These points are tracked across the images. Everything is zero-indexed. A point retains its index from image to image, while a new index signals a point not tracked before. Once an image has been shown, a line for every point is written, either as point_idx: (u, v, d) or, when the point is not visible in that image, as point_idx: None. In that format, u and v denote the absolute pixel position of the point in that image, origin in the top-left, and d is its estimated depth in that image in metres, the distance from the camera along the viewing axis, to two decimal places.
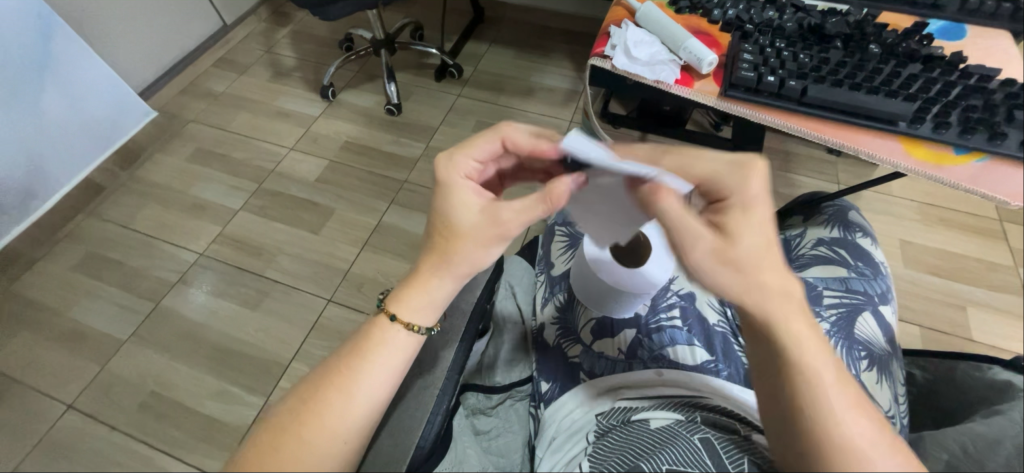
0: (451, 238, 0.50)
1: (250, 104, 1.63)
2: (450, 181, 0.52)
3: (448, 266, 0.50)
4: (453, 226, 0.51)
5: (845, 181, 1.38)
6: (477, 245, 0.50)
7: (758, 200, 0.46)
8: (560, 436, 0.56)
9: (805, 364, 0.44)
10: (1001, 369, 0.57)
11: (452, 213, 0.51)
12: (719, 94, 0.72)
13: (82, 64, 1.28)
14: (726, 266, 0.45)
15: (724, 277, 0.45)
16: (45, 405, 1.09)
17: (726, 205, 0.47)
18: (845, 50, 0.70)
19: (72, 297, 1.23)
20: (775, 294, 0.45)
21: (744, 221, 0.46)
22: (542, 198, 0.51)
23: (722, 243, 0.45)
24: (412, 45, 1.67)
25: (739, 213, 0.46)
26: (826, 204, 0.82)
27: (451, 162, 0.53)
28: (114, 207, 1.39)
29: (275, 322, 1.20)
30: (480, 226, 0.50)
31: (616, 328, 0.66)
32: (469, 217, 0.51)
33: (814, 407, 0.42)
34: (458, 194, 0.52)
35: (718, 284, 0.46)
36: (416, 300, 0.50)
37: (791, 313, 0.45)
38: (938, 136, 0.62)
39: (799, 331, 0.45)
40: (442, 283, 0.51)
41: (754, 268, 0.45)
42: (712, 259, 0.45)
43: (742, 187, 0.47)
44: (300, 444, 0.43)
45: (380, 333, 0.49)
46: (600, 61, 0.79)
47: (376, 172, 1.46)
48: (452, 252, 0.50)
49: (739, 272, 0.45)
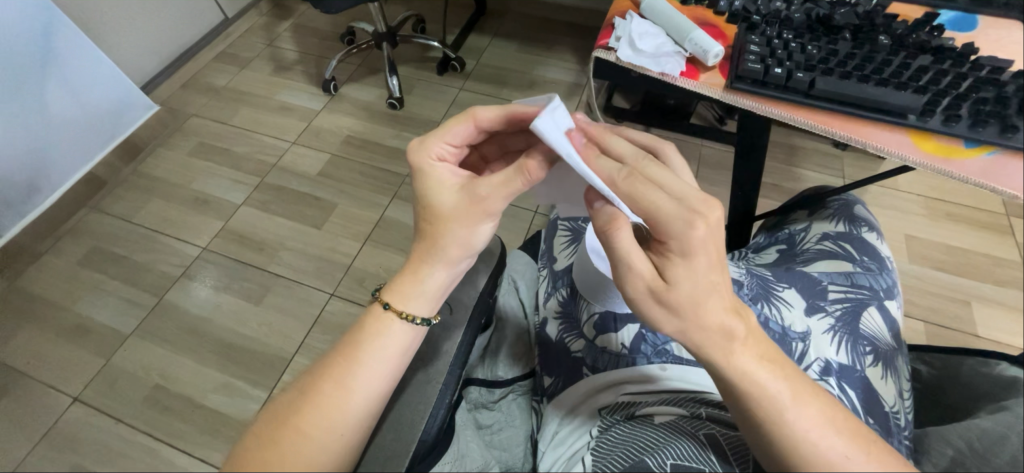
0: (435, 222, 0.50)
1: (251, 98, 1.63)
2: (425, 166, 0.51)
3: (437, 251, 0.50)
4: (435, 211, 0.50)
5: (850, 175, 1.37)
6: (461, 225, 0.49)
7: (693, 251, 0.43)
8: (563, 431, 0.57)
9: (762, 380, 0.44)
10: (1009, 365, 0.57)
11: (431, 197, 0.51)
12: (725, 86, 0.71)
13: (86, 58, 1.28)
14: (665, 306, 0.45)
15: (661, 315, 0.45)
16: (51, 398, 1.09)
17: (666, 249, 0.45)
18: (855, 42, 0.69)
19: (76, 291, 1.24)
20: (707, 331, 0.44)
21: (683, 266, 0.44)
22: (517, 169, 0.48)
23: (663, 282, 0.44)
24: (414, 38, 1.66)
25: (678, 261, 0.44)
26: (833, 199, 0.82)
27: (422, 148, 0.52)
28: (118, 201, 1.39)
29: (278, 317, 1.20)
30: (460, 206, 0.49)
31: (619, 323, 0.63)
32: (447, 198, 0.50)
33: (779, 432, 0.43)
34: (433, 180, 0.51)
35: (657, 321, 0.46)
36: (411, 287, 0.50)
37: (731, 350, 0.44)
38: (948, 129, 0.62)
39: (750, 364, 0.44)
40: (434, 271, 0.50)
41: (694, 307, 0.44)
42: (650, 294, 0.45)
43: (684, 237, 0.43)
44: (300, 437, 0.43)
45: (379, 326, 0.49)
46: (604, 53, 0.78)
47: (378, 167, 1.45)
48: (439, 237, 0.50)
49: (676, 313, 0.44)
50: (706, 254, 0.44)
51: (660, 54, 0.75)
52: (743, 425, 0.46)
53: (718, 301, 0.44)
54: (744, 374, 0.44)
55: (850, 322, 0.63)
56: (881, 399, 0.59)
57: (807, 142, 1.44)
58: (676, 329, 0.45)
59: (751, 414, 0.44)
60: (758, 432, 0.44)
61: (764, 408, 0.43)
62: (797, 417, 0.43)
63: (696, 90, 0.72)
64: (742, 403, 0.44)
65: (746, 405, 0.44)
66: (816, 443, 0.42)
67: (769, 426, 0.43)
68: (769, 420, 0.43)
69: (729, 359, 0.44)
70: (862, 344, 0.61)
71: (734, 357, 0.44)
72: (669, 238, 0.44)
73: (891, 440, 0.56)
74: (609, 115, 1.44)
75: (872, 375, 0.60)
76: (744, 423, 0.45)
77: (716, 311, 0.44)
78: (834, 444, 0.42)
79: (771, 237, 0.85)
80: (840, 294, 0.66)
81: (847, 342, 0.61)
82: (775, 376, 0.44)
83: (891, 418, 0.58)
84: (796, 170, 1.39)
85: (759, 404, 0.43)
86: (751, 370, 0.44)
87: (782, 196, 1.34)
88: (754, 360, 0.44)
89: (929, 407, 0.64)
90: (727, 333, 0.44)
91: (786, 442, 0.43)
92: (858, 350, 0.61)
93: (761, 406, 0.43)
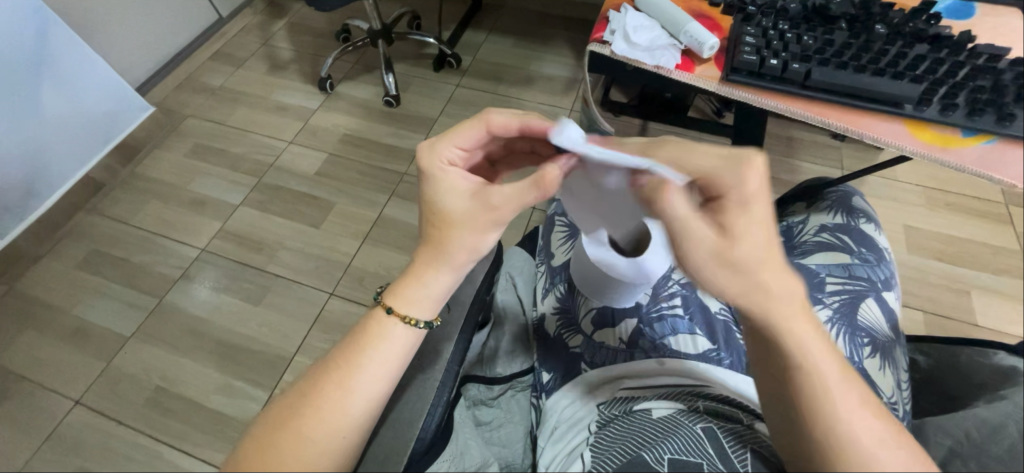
0: (442, 226, 0.49)
1: (247, 97, 1.62)
2: (436, 171, 0.51)
3: (442, 257, 0.49)
4: (444, 215, 0.50)
5: (849, 166, 1.36)
6: (471, 231, 0.49)
7: (757, 204, 0.41)
8: (561, 427, 0.57)
9: (816, 351, 0.42)
10: (1007, 355, 0.56)
11: (443, 200, 0.50)
12: (721, 79, 0.70)
13: (78, 57, 1.27)
14: (728, 265, 0.41)
15: (724, 278, 0.42)
16: (52, 402, 1.09)
17: (722, 203, 0.41)
18: (850, 32, 0.69)
19: (76, 295, 1.23)
20: (774, 294, 0.41)
21: (745, 222, 0.41)
22: (533, 183, 0.48)
23: (725, 239, 0.41)
24: (410, 35, 1.65)
25: (735, 202, 0.41)
26: (831, 190, 0.80)
27: (433, 151, 0.52)
28: (115, 203, 1.39)
29: (277, 317, 1.20)
30: (473, 210, 0.49)
31: (616, 319, 0.64)
32: (456, 203, 0.50)
33: (827, 407, 0.42)
34: (445, 183, 0.51)
35: (715, 283, 0.42)
36: (411, 291, 0.49)
37: (789, 317, 0.42)
38: (944, 118, 0.61)
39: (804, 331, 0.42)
40: (437, 276, 0.50)
41: (762, 259, 0.41)
42: (712, 258, 0.41)
43: (742, 186, 0.41)
44: (298, 439, 0.43)
45: (376, 327, 0.48)
46: (599, 47, 0.77)
47: (375, 165, 1.45)
48: (446, 241, 0.49)
49: (740, 272, 0.41)
50: (768, 209, 0.41)
51: (654, 47, 0.75)
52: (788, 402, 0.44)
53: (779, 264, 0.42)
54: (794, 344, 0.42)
55: (847, 313, 0.64)
56: (879, 389, 0.59)
57: (806, 133, 1.44)
58: (738, 289, 0.42)
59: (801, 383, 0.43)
60: (808, 397, 0.42)
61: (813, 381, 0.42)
62: (846, 396, 0.42)
63: (692, 83, 0.72)
64: (793, 374, 0.43)
65: (797, 372, 0.42)
66: (860, 427, 0.41)
67: (819, 402, 0.42)
68: (817, 403, 0.42)
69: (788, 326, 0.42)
70: (860, 336, 0.63)
71: (793, 325, 0.42)
72: (734, 184, 0.41)
73: None
74: (605, 109, 1.42)
75: (870, 366, 0.61)
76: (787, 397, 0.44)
77: (780, 276, 0.41)
78: (874, 427, 0.41)
79: None
80: (837, 287, 0.67)
81: (843, 333, 0.63)
82: (825, 349, 0.42)
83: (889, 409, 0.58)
84: (794, 162, 1.38)
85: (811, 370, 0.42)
86: (806, 338, 0.42)
87: (781, 188, 1.33)
88: (809, 330, 0.42)
89: (929, 398, 0.64)
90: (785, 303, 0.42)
91: (832, 423, 0.42)
92: (855, 342, 0.62)
93: (812, 383, 0.42)
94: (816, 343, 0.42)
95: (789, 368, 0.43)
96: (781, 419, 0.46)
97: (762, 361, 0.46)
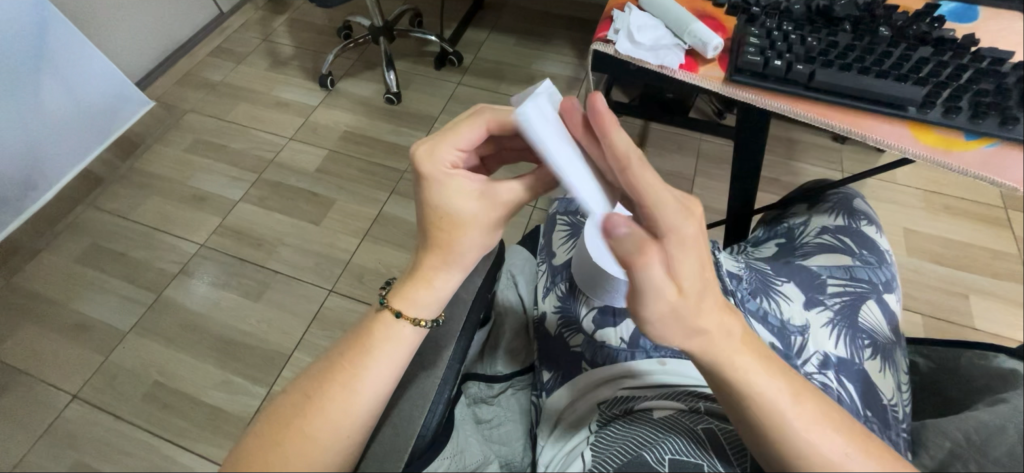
0: (452, 230, 0.48)
1: (248, 93, 1.62)
2: (438, 175, 0.48)
3: (453, 258, 0.49)
4: (452, 218, 0.48)
5: (849, 168, 1.37)
6: (482, 232, 0.49)
7: (690, 244, 0.41)
8: (563, 424, 0.57)
9: (759, 380, 0.43)
10: (1007, 358, 0.57)
11: (449, 203, 0.48)
12: (725, 79, 0.70)
13: (79, 52, 1.26)
14: (668, 311, 0.42)
15: (665, 323, 0.43)
16: (50, 396, 1.09)
17: (659, 236, 0.41)
18: (855, 34, 0.69)
19: (74, 289, 1.23)
20: (713, 325, 0.43)
21: (681, 256, 0.40)
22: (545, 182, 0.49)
23: (681, 298, 0.41)
24: (411, 32, 1.65)
25: (683, 260, 0.41)
26: (833, 192, 0.81)
27: (433, 155, 0.48)
28: (114, 198, 1.38)
29: (276, 314, 1.20)
30: (484, 212, 0.48)
31: (618, 317, 0.62)
32: (465, 205, 0.48)
33: (783, 437, 0.43)
34: (450, 187, 0.48)
35: (662, 332, 0.43)
36: (422, 295, 0.49)
37: (733, 351, 0.44)
38: (947, 121, 0.62)
39: (747, 362, 0.44)
40: (447, 275, 0.50)
41: (691, 313, 0.41)
42: (657, 301, 0.41)
43: (679, 229, 0.41)
44: (302, 437, 0.43)
45: (383, 328, 0.48)
46: (603, 46, 0.77)
47: (375, 162, 1.45)
48: (457, 243, 0.48)
49: (681, 317, 0.42)
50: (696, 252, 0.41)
51: (658, 47, 0.75)
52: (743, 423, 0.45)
53: (713, 300, 0.43)
54: (729, 363, 0.43)
55: (848, 315, 0.63)
56: (879, 391, 0.59)
57: (806, 135, 1.44)
58: (670, 338, 0.43)
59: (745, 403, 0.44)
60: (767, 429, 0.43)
61: (764, 407, 0.43)
62: (800, 420, 0.42)
63: (696, 83, 0.72)
64: (739, 393, 0.44)
65: (740, 391, 0.44)
66: (816, 444, 0.42)
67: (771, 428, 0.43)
68: (770, 421, 0.43)
69: (734, 363, 0.43)
70: (861, 338, 0.62)
71: (734, 357, 0.44)
72: (670, 231, 0.40)
73: (889, 433, 0.57)
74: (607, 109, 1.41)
75: (871, 368, 0.60)
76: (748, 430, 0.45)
77: (713, 315, 0.43)
78: (833, 443, 0.42)
79: (770, 231, 0.83)
80: (838, 288, 0.67)
81: (845, 335, 0.62)
82: (770, 376, 0.44)
83: (889, 411, 0.58)
84: (795, 164, 1.38)
85: (755, 389, 0.43)
86: (750, 369, 0.43)
87: (781, 189, 1.33)
88: (752, 364, 0.44)
89: (929, 399, 0.64)
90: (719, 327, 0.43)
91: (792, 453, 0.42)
92: (856, 343, 0.61)
93: (761, 403, 0.43)
94: (756, 372, 0.44)
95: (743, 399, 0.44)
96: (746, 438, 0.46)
97: (711, 387, 0.48)
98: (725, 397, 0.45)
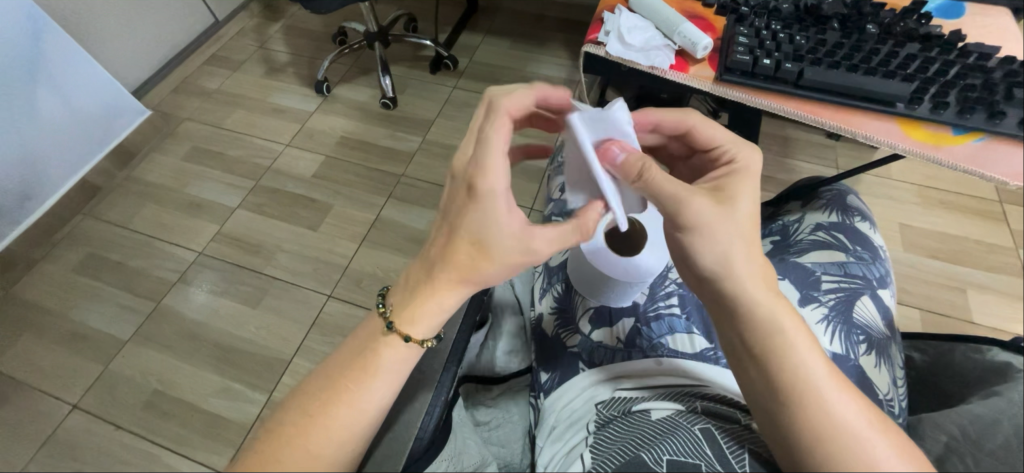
0: (482, 259, 0.48)
1: (245, 101, 1.62)
2: (488, 195, 0.47)
3: (474, 287, 0.49)
4: (486, 249, 0.47)
5: (844, 165, 1.37)
6: (507, 267, 0.49)
7: (749, 175, 0.55)
8: (560, 426, 0.57)
9: (787, 323, 0.49)
10: (1000, 350, 0.57)
11: (490, 229, 0.47)
12: (715, 79, 0.71)
13: (74, 61, 1.27)
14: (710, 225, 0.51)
15: (708, 236, 0.51)
16: (50, 406, 1.09)
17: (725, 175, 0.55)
18: (842, 32, 0.69)
19: (73, 298, 1.23)
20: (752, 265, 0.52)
21: (740, 188, 0.54)
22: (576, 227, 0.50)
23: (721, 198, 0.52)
24: (406, 37, 1.65)
25: (738, 182, 0.54)
26: (824, 189, 0.80)
27: (485, 172, 0.47)
28: (112, 207, 1.38)
29: (275, 319, 1.20)
30: (519, 244, 0.48)
31: (614, 317, 0.65)
32: (502, 232, 0.47)
33: (805, 382, 0.47)
34: (494, 211, 0.47)
35: (705, 247, 0.51)
36: (430, 314, 0.48)
37: (768, 293, 0.51)
38: (936, 117, 0.62)
39: (780, 310, 0.50)
40: (459, 301, 0.50)
41: (741, 228, 0.52)
42: (708, 210, 0.51)
43: (747, 161, 0.56)
44: (301, 450, 0.43)
45: (380, 343, 0.48)
46: (594, 48, 0.78)
47: (372, 167, 1.45)
48: (483, 273, 0.48)
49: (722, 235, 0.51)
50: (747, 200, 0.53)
51: (649, 47, 0.75)
52: (771, 389, 0.48)
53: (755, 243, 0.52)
54: (766, 311, 0.50)
55: (843, 311, 0.64)
56: (875, 386, 0.59)
57: (801, 133, 1.45)
58: (722, 256, 0.51)
59: (781, 348, 0.48)
60: (789, 370, 0.47)
61: (793, 342, 0.48)
62: (821, 377, 0.47)
63: (686, 82, 0.72)
64: (777, 337, 0.49)
65: (775, 343, 0.48)
66: (834, 404, 0.46)
67: (794, 377, 0.47)
68: (799, 377, 0.47)
69: (771, 301, 0.50)
70: (856, 333, 0.63)
71: (769, 299, 0.50)
72: (738, 164, 0.56)
73: None
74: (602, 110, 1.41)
75: (866, 363, 0.61)
76: (767, 379, 0.48)
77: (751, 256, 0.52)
78: (852, 408, 0.46)
79: (764, 228, 0.83)
80: (833, 284, 0.67)
81: (840, 331, 0.63)
82: (808, 336, 0.49)
83: (885, 406, 0.58)
84: (791, 162, 1.39)
85: (788, 344, 0.48)
86: (783, 317, 0.50)
87: (776, 187, 1.34)
88: (788, 313, 0.50)
89: (924, 394, 0.64)
90: (757, 273, 0.51)
91: (813, 402, 0.46)
92: (852, 339, 0.62)
93: (783, 337, 0.49)
94: (790, 322, 0.50)
95: (771, 335, 0.49)
96: (766, 404, 0.48)
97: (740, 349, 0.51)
98: (757, 356, 0.49)
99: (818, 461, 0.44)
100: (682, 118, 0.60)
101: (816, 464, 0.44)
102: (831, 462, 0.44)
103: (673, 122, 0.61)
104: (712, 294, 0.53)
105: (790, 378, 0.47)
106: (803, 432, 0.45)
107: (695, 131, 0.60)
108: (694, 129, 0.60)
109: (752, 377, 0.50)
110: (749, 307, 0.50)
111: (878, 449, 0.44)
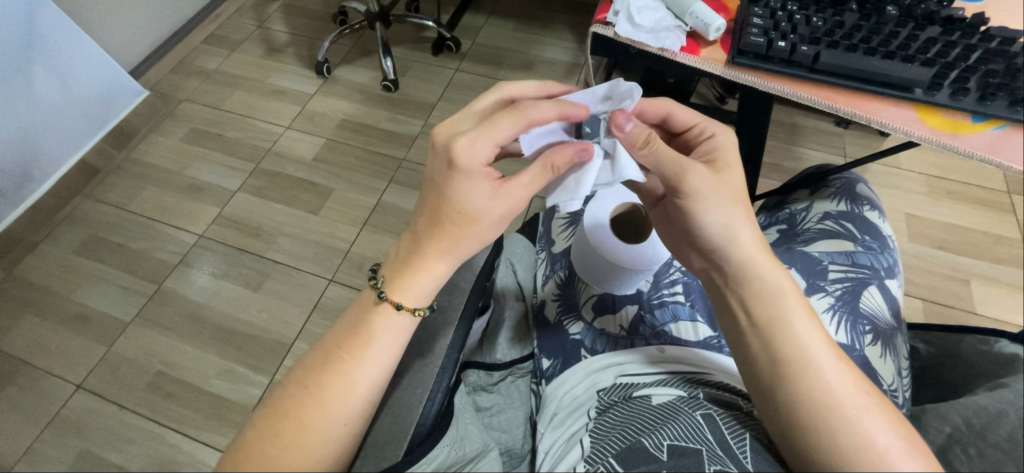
0: (466, 224, 0.49)
1: (244, 81, 1.60)
2: (469, 170, 0.48)
3: (456, 250, 0.50)
4: (470, 215, 0.49)
5: (852, 153, 1.35)
6: (491, 227, 0.50)
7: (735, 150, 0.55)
8: (561, 412, 0.57)
9: (785, 293, 0.49)
10: (1008, 343, 0.56)
11: (471, 203, 0.48)
12: (727, 61, 0.69)
13: (70, 41, 1.25)
14: (710, 194, 0.51)
15: (708, 206, 0.51)
16: (54, 386, 1.09)
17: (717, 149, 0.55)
18: (861, 13, 0.67)
19: (75, 280, 1.23)
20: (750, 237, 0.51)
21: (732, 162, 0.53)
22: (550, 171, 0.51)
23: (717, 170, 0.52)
24: (408, 18, 1.61)
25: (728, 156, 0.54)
26: (834, 177, 0.79)
27: (472, 146, 0.47)
28: (113, 188, 1.37)
29: (277, 303, 1.19)
30: (500, 211, 0.50)
31: (617, 305, 0.64)
32: (483, 203, 0.49)
33: (804, 357, 0.46)
34: (475, 184, 0.48)
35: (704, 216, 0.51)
36: (421, 286, 0.49)
37: (763, 264, 0.50)
38: (954, 103, 0.61)
39: (776, 279, 0.50)
40: (445, 264, 0.50)
41: (737, 203, 0.52)
42: (707, 181, 0.51)
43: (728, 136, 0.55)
44: (300, 429, 0.42)
45: (380, 321, 0.48)
46: (602, 28, 0.75)
47: (374, 151, 1.43)
48: (465, 237, 0.49)
49: (719, 204, 0.51)
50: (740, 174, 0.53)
51: (659, 28, 0.73)
52: (773, 362, 0.47)
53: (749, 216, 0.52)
54: (770, 281, 0.50)
55: (850, 301, 0.64)
56: (880, 376, 0.59)
57: (808, 120, 1.42)
58: (725, 221, 0.51)
59: (779, 318, 0.48)
60: (787, 343, 0.47)
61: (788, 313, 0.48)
62: (821, 355, 0.46)
63: (697, 65, 0.71)
64: (776, 307, 0.49)
65: (775, 313, 0.48)
66: (831, 384, 0.45)
67: (792, 351, 0.47)
68: (798, 350, 0.47)
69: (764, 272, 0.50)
70: (862, 324, 0.62)
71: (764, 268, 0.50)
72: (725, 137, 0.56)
73: None
74: None
75: (871, 354, 0.60)
76: (768, 352, 0.48)
77: (747, 227, 0.51)
78: (848, 390, 0.45)
79: (771, 217, 0.82)
80: (840, 274, 0.66)
81: (846, 321, 0.62)
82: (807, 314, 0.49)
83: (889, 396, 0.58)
84: (798, 149, 1.37)
85: (789, 316, 0.48)
86: (779, 286, 0.50)
87: (783, 176, 1.32)
88: (787, 286, 0.50)
89: (930, 386, 0.64)
90: (758, 243, 0.51)
91: (809, 378, 0.46)
92: (857, 329, 0.61)
93: (780, 307, 0.49)
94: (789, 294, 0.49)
95: (770, 303, 0.49)
96: (764, 383, 0.48)
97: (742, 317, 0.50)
98: (760, 326, 0.49)
99: (816, 438, 0.44)
100: (661, 104, 0.58)
101: (814, 439, 0.44)
102: (830, 436, 0.43)
103: (655, 109, 0.59)
104: (714, 261, 0.53)
105: (791, 350, 0.47)
106: (800, 408, 0.45)
107: (674, 115, 0.58)
108: (673, 114, 0.58)
109: (754, 349, 0.49)
110: (752, 277, 0.50)
111: (875, 431, 0.43)
